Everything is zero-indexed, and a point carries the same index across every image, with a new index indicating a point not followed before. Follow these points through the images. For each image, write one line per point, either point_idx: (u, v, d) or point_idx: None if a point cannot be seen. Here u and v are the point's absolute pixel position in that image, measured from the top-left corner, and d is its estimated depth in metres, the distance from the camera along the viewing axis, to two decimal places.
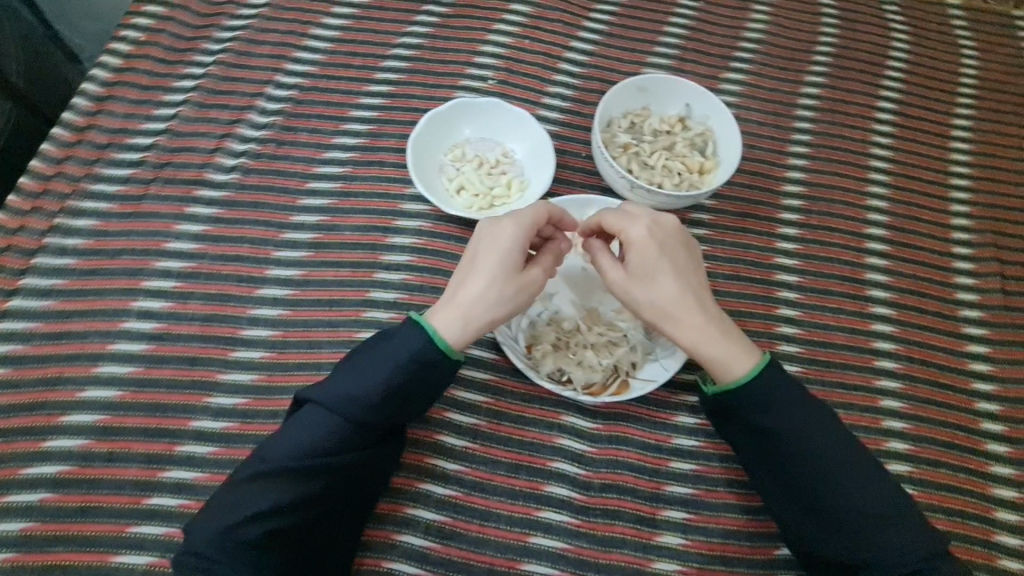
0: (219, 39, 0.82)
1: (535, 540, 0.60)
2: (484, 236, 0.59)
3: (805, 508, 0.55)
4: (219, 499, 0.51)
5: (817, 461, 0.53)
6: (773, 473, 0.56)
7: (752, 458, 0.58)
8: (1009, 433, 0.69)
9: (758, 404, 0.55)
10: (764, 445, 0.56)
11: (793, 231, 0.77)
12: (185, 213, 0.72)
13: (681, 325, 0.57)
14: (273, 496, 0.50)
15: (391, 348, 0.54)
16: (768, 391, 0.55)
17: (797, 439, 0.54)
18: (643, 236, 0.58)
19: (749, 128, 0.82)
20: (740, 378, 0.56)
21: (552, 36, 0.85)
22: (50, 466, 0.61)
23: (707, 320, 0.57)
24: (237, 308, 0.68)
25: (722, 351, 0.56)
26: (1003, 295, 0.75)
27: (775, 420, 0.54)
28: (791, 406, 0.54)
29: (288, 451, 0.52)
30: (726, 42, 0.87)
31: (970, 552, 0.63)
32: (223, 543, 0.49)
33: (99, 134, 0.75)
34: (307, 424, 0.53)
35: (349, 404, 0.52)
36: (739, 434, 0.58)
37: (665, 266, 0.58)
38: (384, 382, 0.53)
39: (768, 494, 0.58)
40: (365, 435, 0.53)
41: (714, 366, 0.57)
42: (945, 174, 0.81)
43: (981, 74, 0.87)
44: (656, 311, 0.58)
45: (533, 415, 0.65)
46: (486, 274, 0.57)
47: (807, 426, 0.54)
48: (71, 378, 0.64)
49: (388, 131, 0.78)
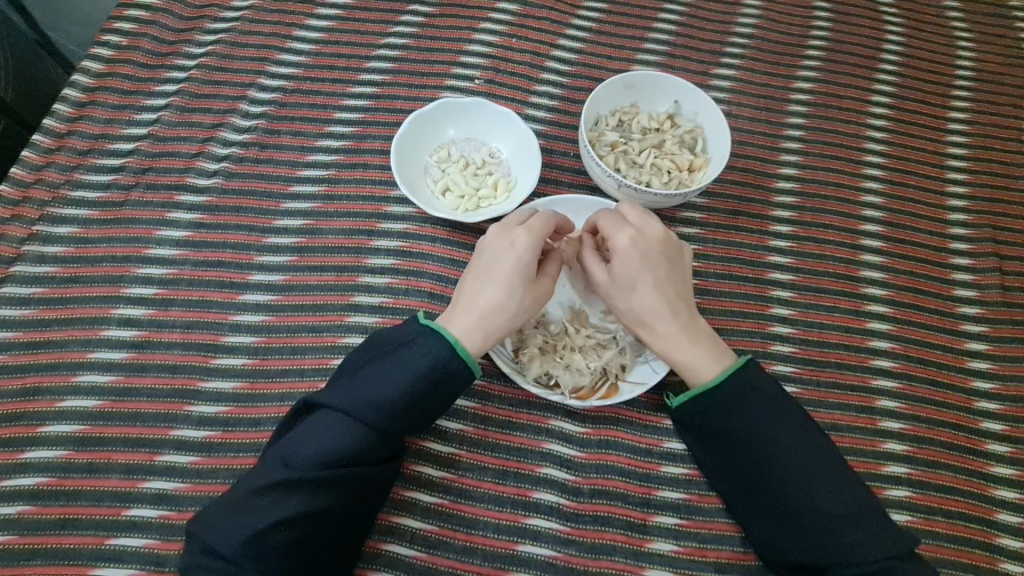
0: (201, 42, 0.81)
1: (524, 548, 0.59)
2: (500, 242, 0.57)
3: (772, 513, 0.54)
4: (236, 503, 0.49)
5: (778, 465, 0.52)
6: (740, 478, 0.56)
7: (717, 464, 0.57)
8: (1009, 432, 0.68)
9: (718, 409, 0.55)
10: (727, 451, 0.55)
11: (786, 228, 0.75)
12: (166, 219, 0.71)
13: (652, 332, 0.57)
14: (298, 503, 0.49)
15: (415, 355, 0.53)
16: (728, 395, 0.54)
17: (759, 443, 0.53)
18: (626, 244, 0.56)
19: (740, 125, 0.80)
20: (706, 384, 0.55)
21: (539, 34, 0.83)
22: (29, 478, 0.60)
23: (679, 329, 0.57)
24: (219, 314, 0.67)
25: (695, 361, 0.56)
26: (1002, 290, 0.74)
27: (735, 425, 0.54)
28: (751, 410, 0.54)
29: (312, 457, 0.50)
30: (716, 37, 0.85)
31: (969, 555, 0.62)
32: (248, 550, 0.47)
33: (80, 140, 0.74)
34: (330, 431, 0.51)
35: (374, 412, 0.51)
36: (703, 441, 0.58)
37: (643, 275, 0.56)
38: (410, 390, 0.52)
39: (737, 500, 0.57)
40: (386, 443, 0.53)
41: (683, 371, 0.57)
42: (941, 168, 0.79)
43: (977, 66, 0.86)
44: (630, 316, 0.58)
45: (520, 420, 0.64)
46: (506, 283, 0.56)
47: (768, 429, 0.53)
48: (51, 387, 0.63)
49: (372, 133, 0.77)
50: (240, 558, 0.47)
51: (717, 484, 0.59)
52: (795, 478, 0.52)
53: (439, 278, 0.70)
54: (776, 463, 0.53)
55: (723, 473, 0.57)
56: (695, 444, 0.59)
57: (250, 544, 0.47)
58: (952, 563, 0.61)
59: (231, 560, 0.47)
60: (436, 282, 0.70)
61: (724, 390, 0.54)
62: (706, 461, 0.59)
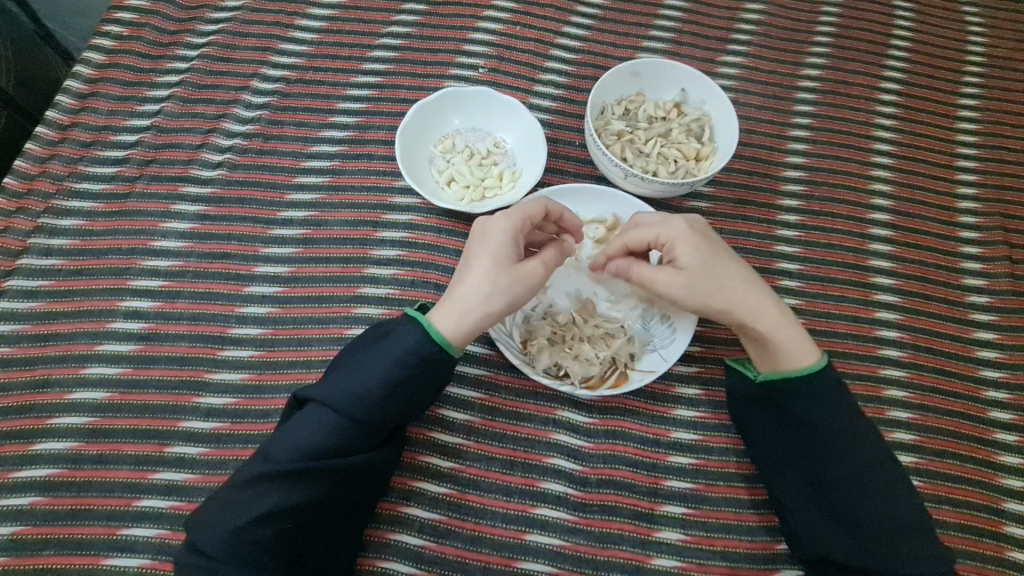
0: (202, 32, 0.80)
1: (531, 537, 0.59)
2: (482, 236, 0.58)
3: (826, 506, 0.54)
4: (222, 498, 0.50)
5: (855, 460, 0.53)
6: (803, 469, 0.55)
7: (782, 450, 0.57)
8: (1018, 420, 0.67)
9: (811, 397, 0.54)
10: (802, 440, 0.55)
11: (794, 217, 0.75)
12: (171, 211, 0.71)
13: (753, 308, 0.57)
14: (277, 497, 0.49)
15: (394, 343, 0.53)
16: (819, 386, 0.54)
17: (845, 438, 0.53)
18: (684, 227, 0.57)
19: (747, 112, 0.80)
20: (814, 366, 0.54)
21: (544, 22, 0.82)
22: (40, 469, 0.60)
23: (769, 307, 0.57)
24: (226, 306, 0.67)
25: (792, 340, 0.56)
26: (1011, 279, 0.73)
27: (826, 415, 0.53)
28: (836, 404, 0.54)
29: (290, 451, 0.50)
30: (723, 24, 0.84)
31: (976, 543, 0.62)
32: (230, 547, 0.48)
33: (83, 132, 0.74)
34: (309, 424, 0.51)
35: (353, 402, 0.51)
36: (774, 426, 0.57)
37: (718, 251, 0.58)
38: (388, 378, 0.52)
39: (785, 488, 0.57)
40: (366, 435, 0.52)
41: (783, 354, 0.56)
42: (951, 155, 0.79)
43: (988, 50, 0.85)
44: (727, 297, 0.57)
45: (527, 411, 0.64)
46: (482, 268, 0.56)
47: (852, 422, 0.53)
48: (58, 380, 0.63)
49: (377, 123, 0.76)
50: (223, 554, 0.48)
51: (767, 469, 0.59)
52: (868, 476, 0.52)
53: (445, 270, 0.70)
54: (858, 460, 0.53)
55: (782, 462, 0.57)
56: (758, 429, 0.59)
57: (232, 540, 0.48)
58: (962, 552, 0.62)
59: (217, 557, 0.48)
60: (441, 273, 0.69)
61: (820, 380, 0.54)
62: (766, 445, 0.58)
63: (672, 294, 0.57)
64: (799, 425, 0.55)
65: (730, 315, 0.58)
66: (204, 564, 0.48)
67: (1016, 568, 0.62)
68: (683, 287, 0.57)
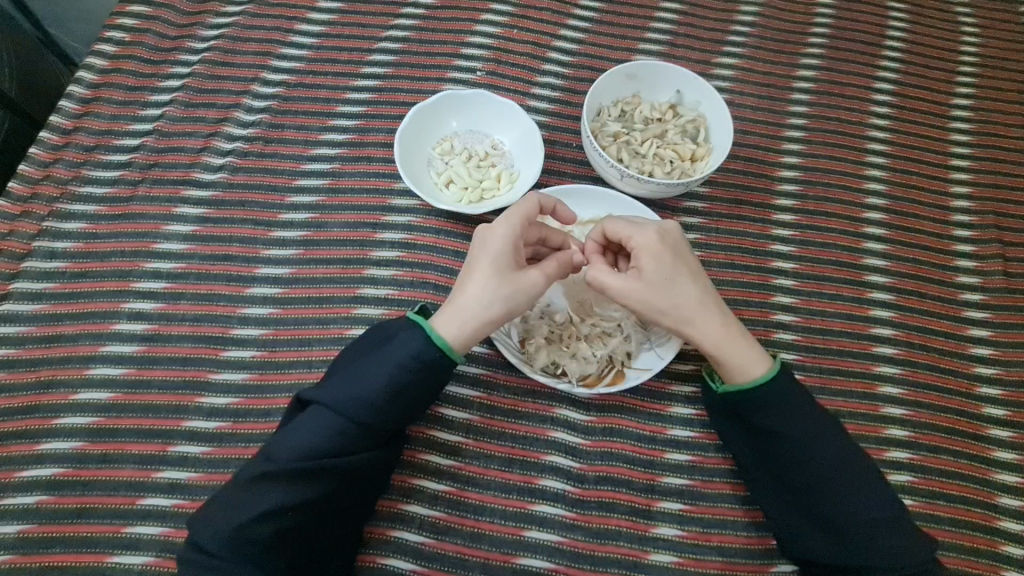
0: (204, 37, 0.81)
1: (530, 534, 0.60)
2: (485, 241, 0.58)
3: (805, 508, 0.55)
4: (225, 496, 0.51)
5: (822, 464, 0.53)
6: (777, 474, 0.56)
7: (757, 456, 0.58)
8: (1012, 416, 0.68)
9: (771, 405, 0.55)
10: (769, 447, 0.56)
11: (788, 217, 0.76)
12: (173, 214, 0.72)
13: (704, 326, 0.57)
14: (280, 496, 0.50)
15: (398, 348, 0.54)
16: (779, 392, 0.55)
17: (812, 442, 0.53)
18: (655, 241, 0.58)
19: (742, 113, 0.80)
20: (764, 377, 0.55)
21: (541, 25, 0.83)
22: (47, 468, 0.61)
23: (723, 325, 0.57)
24: (227, 307, 0.68)
25: (742, 359, 0.56)
26: (1004, 277, 0.74)
27: (790, 421, 0.54)
28: (798, 409, 0.54)
29: (293, 451, 0.51)
30: (718, 26, 0.85)
31: (971, 538, 0.63)
32: (232, 544, 0.48)
33: (86, 136, 0.75)
34: (312, 425, 0.52)
35: (356, 405, 0.52)
36: (744, 434, 0.58)
37: (681, 267, 0.57)
38: (391, 382, 0.53)
39: (767, 492, 0.58)
40: (368, 438, 0.53)
41: (731, 369, 0.57)
42: (945, 155, 0.80)
43: (982, 50, 0.86)
44: (676, 316, 0.57)
45: (526, 409, 0.65)
46: (486, 275, 0.56)
47: (815, 427, 0.54)
48: (64, 380, 0.64)
49: (376, 125, 0.77)
50: (224, 551, 0.48)
51: (748, 475, 0.60)
52: (838, 479, 0.53)
53: (443, 270, 0.70)
54: (826, 463, 0.53)
55: (758, 467, 0.58)
56: (731, 433, 0.60)
57: (234, 537, 0.48)
58: (956, 546, 0.62)
59: (218, 555, 0.48)
60: (441, 274, 0.70)
61: (777, 387, 0.55)
62: (743, 452, 0.59)
63: (626, 301, 0.57)
64: (765, 434, 0.56)
65: (678, 330, 0.58)
66: (207, 560, 0.49)
67: (1011, 562, 0.62)
68: (639, 298, 0.57)
